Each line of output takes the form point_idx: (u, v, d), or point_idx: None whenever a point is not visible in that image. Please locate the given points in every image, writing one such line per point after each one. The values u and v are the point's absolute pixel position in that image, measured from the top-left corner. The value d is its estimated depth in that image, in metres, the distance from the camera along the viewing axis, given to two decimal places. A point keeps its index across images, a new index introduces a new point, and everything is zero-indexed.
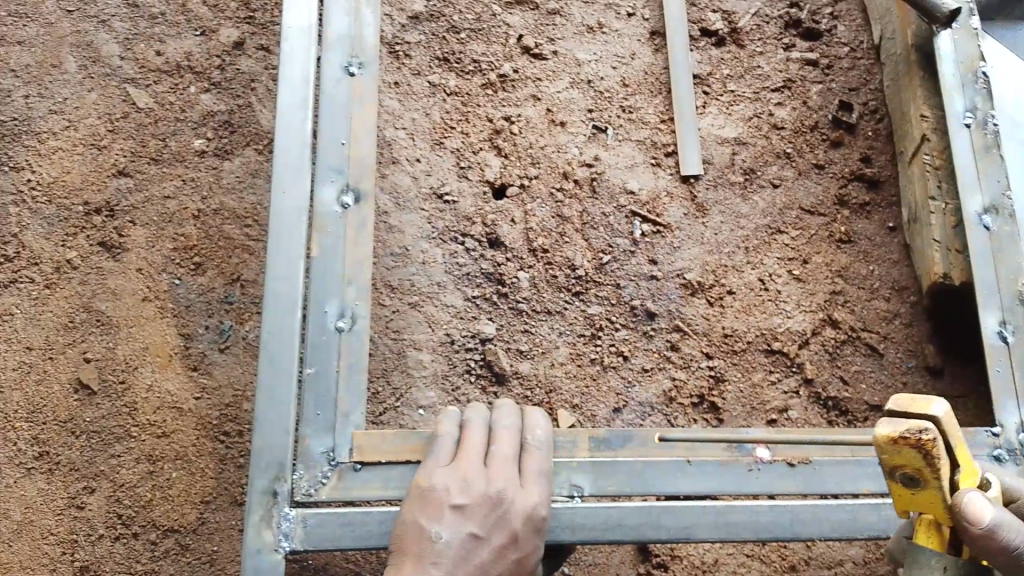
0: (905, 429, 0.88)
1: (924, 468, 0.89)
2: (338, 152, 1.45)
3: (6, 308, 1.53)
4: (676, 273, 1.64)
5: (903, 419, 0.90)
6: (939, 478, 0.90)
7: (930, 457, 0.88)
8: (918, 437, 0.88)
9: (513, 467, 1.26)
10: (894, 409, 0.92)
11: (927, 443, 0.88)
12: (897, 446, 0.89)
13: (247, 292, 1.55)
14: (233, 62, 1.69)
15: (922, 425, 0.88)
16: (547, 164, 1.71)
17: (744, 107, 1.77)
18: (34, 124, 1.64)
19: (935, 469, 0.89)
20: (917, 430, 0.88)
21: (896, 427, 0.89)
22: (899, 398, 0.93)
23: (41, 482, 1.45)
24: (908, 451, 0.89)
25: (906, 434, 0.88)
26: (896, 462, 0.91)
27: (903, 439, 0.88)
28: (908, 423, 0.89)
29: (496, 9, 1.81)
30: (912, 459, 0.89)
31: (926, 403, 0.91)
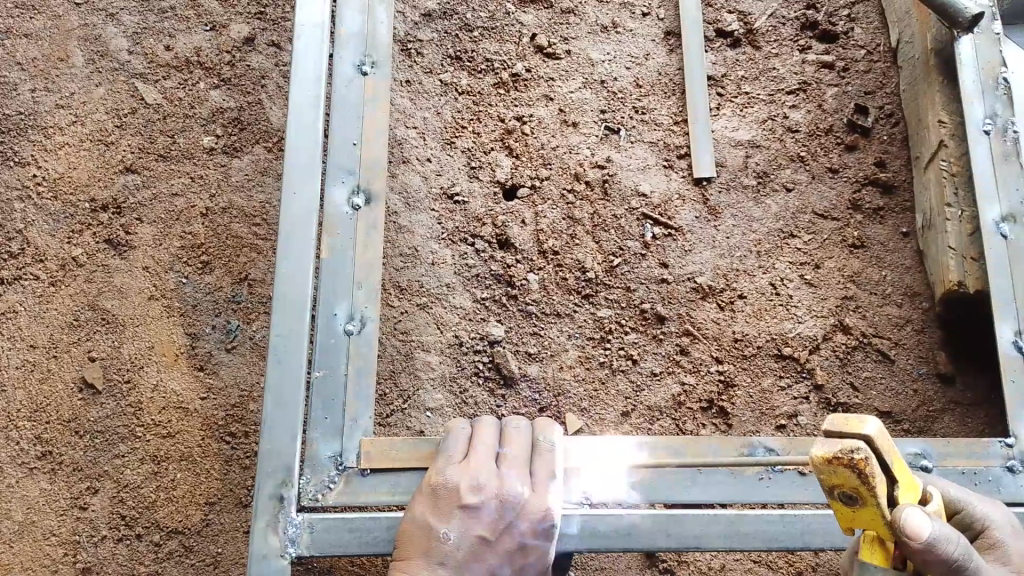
0: (838, 450, 0.83)
1: (860, 488, 0.84)
2: (350, 152, 1.44)
3: (11, 305, 1.52)
4: (688, 277, 1.62)
5: (836, 439, 0.84)
6: (876, 498, 0.85)
7: (865, 478, 0.83)
8: (850, 458, 0.82)
9: (524, 468, 1.24)
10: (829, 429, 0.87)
11: (860, 463, 0.82)
12: (832, 468, 0.83)
13: (255, 291, 1.53)
14: (243, 58, 1.67)
15: (855, 446, 0.83)
16: (559, 165, 1.69)
17: (758, 109, 1.74)
18: (41, 119, 1.63)
19: (872, 490, 0.84)
20: (849, 452, 0.82)
21: (830, 448, 0.83)
22: (834, 417, 0.88)
23: (45, 482, 1.44)
24: (843, 473, 0.83)
25: (839, 455, 0.83)
26: (834, 483, 0.85)
27: (836, 460, 0.83)
28: (841, 443, 0.84)
29: (510, 7, 1.80)
30: (847, 479, 0.84)
31: (860, 422, 0.86)
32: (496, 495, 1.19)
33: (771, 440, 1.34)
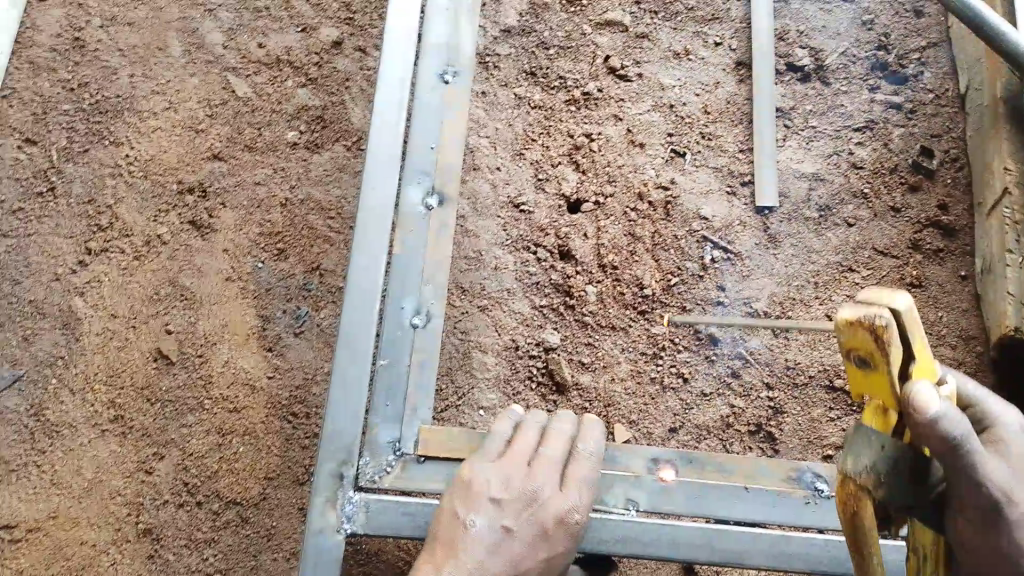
0: (862, 313, 0.84)
1: (875, 352, 0.86)
2: (428, 156, 1.51)
3: (96, 275, 1.61)
4: (744, 303, 1.65)
5: (864, 305, 0.86)
6: (889, 365, 0.86)
7: (882, 343, 0.84)
8: (871, 321, 0.84)
9: (557, 469, 1.25)
10: (858, 299, 0.89)
11: (880, 328, 0.84)
12: (853, 329, 0.85)
13: (326, 280, 1.60)
14: (330, 60, 1.75)
15: (879, 312, 0.84)
16: (624, 183, 1.74)
17: (824, 143, 1.78)
18: (137, 103, 1.73)
19: (887, 356, 0.85)
20: (873, 316, 0.84)
21: (854, 311, 0.85)
22: (866, 289, 0.89)
23: (114, 445, 1.52)
24: (862, 335, 0.85)
25: (863, 318, 0.84)
26: (851, 345, 0.87)
27: (858, 321, 0.84)
28: (866, 309, 0.85)
29: (586, 28, 1.86)
30: (863, 342, 0.85)
31: (890, 296, 0.87)
32: (526, 489, 1.21)
33: (820, 465, 1.34)
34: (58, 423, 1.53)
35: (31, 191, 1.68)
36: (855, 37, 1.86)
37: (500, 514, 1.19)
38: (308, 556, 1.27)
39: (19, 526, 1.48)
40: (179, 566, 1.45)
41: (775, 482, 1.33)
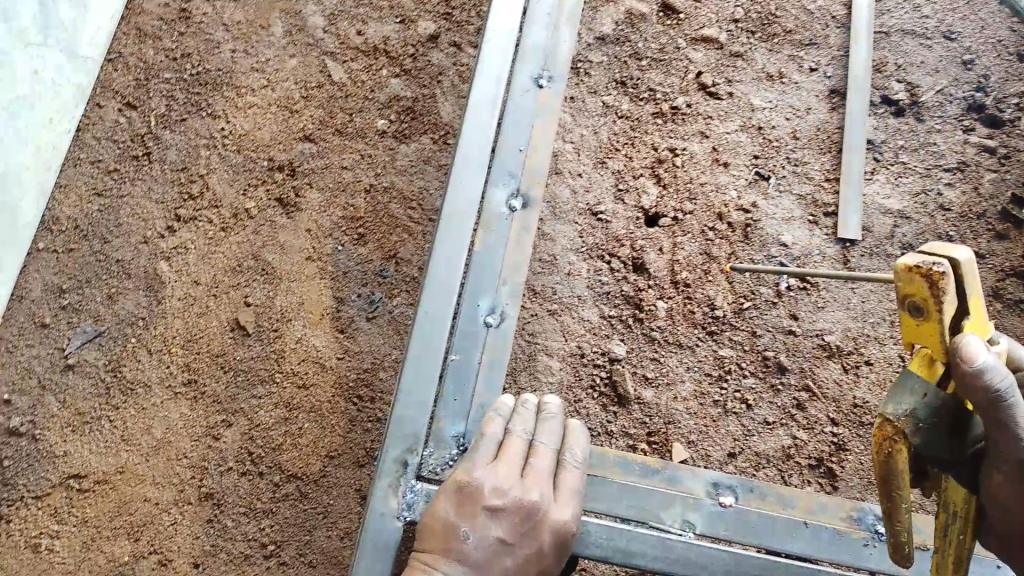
0: (921, 261, 0.90)
1: (929, 301, 0.92)
2: (516, 157, 1.52)
3: (182, 242, 1.66)
4: (817, 334, 1.63)
5: (926, 254, 0.92)
6: (939, 313, 0.92)
7: (937, 291, 0.90)
8: (928, 268, 0.90)
9: (548, 480, 1.28)
10: (921, 249, 0.95)
11: (936, 276, 0.90)
12: (911, 277, 0.91)
13: (401, 269, 1.64)
14: (425, 53, 1.78)
15: (939, 262, 0.90)
16: (704, 202, 1.73)
17: (911, 180, 1.75)
18: (236, 77, 1.77)
19: (940, 306, 0.92)
20: (931, 264, 0.90)
21: (915, 258, 0.92)
22: (929, 242, 0.95)
23: (185, 407, 1.57)
24: (919, 282, 0.91)
25: (921, 266, 0.90)
26: (907, 291, 0.93)
27: (916, 268, 0.90)
28: (927, 258, 0.91)
29: (681, 42, 1.85)
30: (919, 288, 0.91)
31: (952, 248, 0.92)
32: (523, 500, 1.23)
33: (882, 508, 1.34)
34: (134, 380, 1.58)
35: (128, 153, 1.73)
36: (953, 75, 1.82)
37: (492, 527, 1.21)
38: (367, 539, 1.30)
39: (89, 476, 1.54)
40: (237, 532, 1.50)
41: (835, 520, 1.33)
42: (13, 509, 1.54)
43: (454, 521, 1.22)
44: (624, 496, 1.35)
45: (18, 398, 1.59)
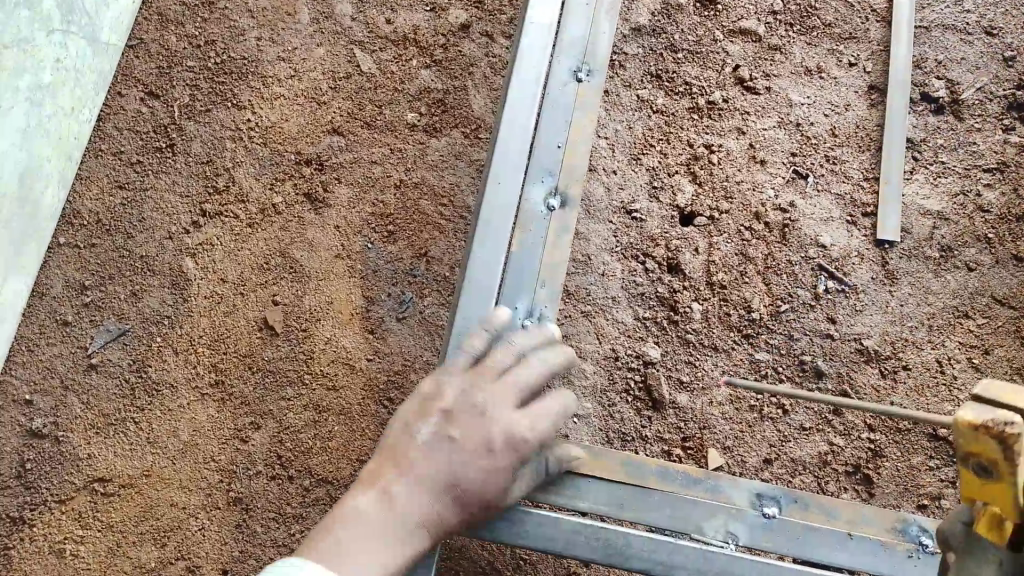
0: (989, 419, 0.75)
1: (1000, 463, 0.77)
2: (553, 155, 1.48)
3: (208, 238, 1.64)
4: (854, 338, 1.61)
5: (992, 407, 0.76)
6: (1013, 479, 0.77)
7: (1011, 457, 0.75)
8: (1001, 429, 0.74)
9: (515, 396, 1.17)
10: (981, 396, 0.79)
11: (1012, 440, 0.74)
12: (977, 436, 0.76)
13: (432, 268, 1.61)
14: (456, 44, 1.73)
15: (1009, 417, 0.75)
16: (741, 200, 1.70)
17: (951, 180, 1.72)
18: (262, 67, 1.74)
19: (1011, 467, 0.76)
20: (1002, 423, 0.74)
21: (979, 413, 0.76)
22: (990, 386, 0.79)
23: (213, 408, 1.55)
24: (988, 444, 0.75)
25: (990, 424, 0.75)
26: (973, 452, 0.78)
27: (985, 428, 0.75)
28: (997, 413, 0.75)
29: (718, 35, 1.81)
30: (989, 452, 0.76)
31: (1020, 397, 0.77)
32: (480, 406, 1.15)
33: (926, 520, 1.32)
34: (160, 381, 1.57)
35: (150, 145, 1.70)
36: (994, 73, 1.78)
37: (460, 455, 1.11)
38: None
39: (114, 480, 1.53)
40: (266, 538, 1.48)
41: (880, 532, 1.32)
42: (36, 513, 1.52)
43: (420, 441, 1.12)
44: (667, 505, 1.33)
45: (40, 398, 1.58)
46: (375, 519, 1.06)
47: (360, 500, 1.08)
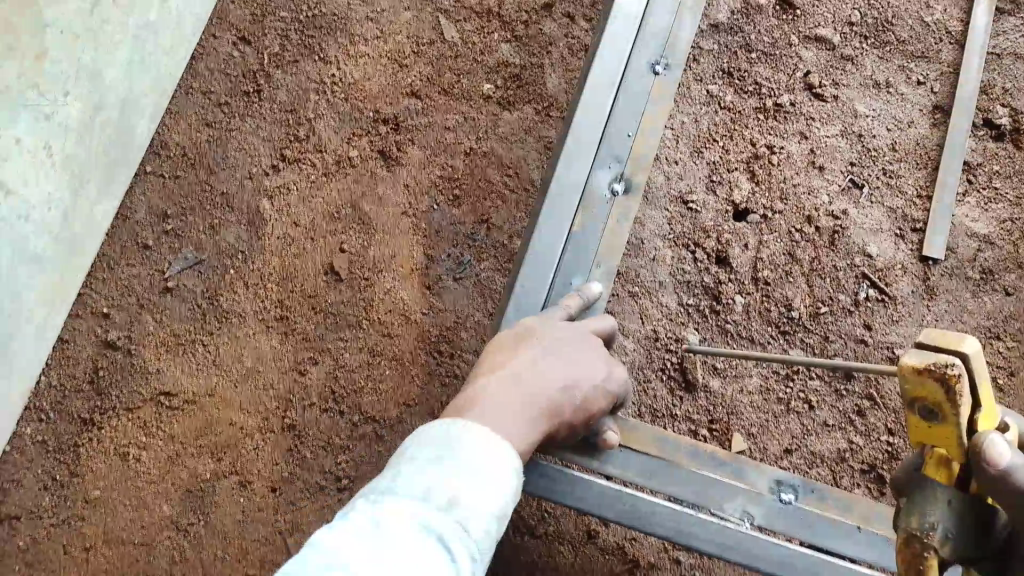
0: (930, 361, 0.80)
1: (943, 404, 0.81)
2: (624, 141, 1.57)
3: (286, 182, 1.74)
4: (887, 346, 1.67)
5: (930, 352, 0.82)
6: (957, 416, 0.81)
7: (952, 395, 0.80)
8: (941, 369, 0.80)
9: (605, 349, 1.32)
10: (923, 344, 0.84)
11: (950, 378, 0.79)
12: (921, 379, 0.81)
13: (491, 234, 1.70)
14: (538, 22, 1.81)
15: (950, 360, 0.80)
16: (795, 202, 1.77)
17: (1001, 207, 1.77)
18: (351, 24, 1.83)
19: (954, 409, 0.81)
20: (941, 364, 0.80)
21: (922, 358, 0.81)
22: (929, 334, 0.85)
23: (275, 341, 1.66)
24: (930, 385, 0.81)
25: (930, 367, 0.80)
26: (917, 395, 0.83)
27: (926, 369, 0.80)
28: (935, 356, 0.81)
29: (793, 39, 1.89)
30: (931, 392, 0.81)
31: (958, 339, 0.82)
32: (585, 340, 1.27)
33: None
34: (230, 309, 1.69)
35: (238, 88, 1.81)
36: None
37: (557, 356, 1.19)
38: None
39: (179, 395, 1.65)
40: (314, 464, 1.60)
41: (889, 531, 1.40)
42: (104, 417, 1.65)
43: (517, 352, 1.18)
44: (692, 482, 1.44)
45: (117, 313, 1.70)
46: (504, 395, 1.07)
47: (483, 386, 1.09)
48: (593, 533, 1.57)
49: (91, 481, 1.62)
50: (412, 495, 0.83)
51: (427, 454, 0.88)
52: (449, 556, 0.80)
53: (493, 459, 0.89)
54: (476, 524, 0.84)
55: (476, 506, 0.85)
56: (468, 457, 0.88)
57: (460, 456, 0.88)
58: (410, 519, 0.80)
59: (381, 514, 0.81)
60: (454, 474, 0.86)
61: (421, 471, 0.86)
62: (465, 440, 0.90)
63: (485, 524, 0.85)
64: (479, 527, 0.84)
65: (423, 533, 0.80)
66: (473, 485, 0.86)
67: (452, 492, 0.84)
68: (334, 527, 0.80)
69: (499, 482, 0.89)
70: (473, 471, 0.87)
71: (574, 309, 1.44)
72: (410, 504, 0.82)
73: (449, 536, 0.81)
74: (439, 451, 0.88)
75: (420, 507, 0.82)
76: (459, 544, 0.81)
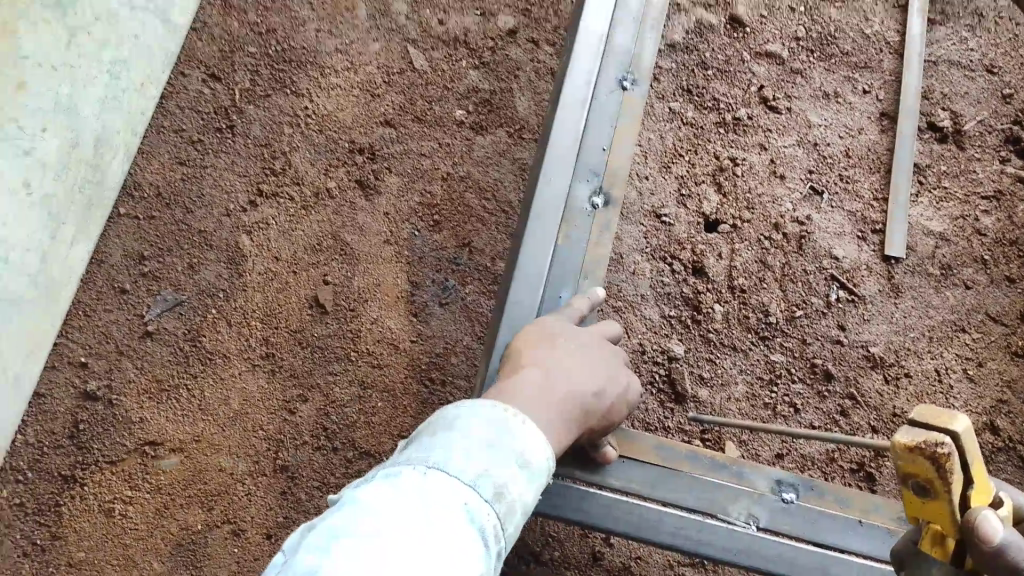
0: (921, 439, 0.76)
1: (936, 483, 0.77)
2: (599, 156, 1.59)
3: (262, 218, 1.73)
4: (862, 344, 1.74)
5: (923, 428, 0.77)
6: (950, 493, 0.78)
7: (944, 473, 0.76)
8: (934, 449, 0.75)
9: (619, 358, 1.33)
10: (914, 418, 0.79)
11: (943, 457, 0.75)
12: (912, 456, 0.76)
13: (474, 258, 1.70)
14: (504, 48, 1.84)
15: (940, 438, 0.75)
16: (762, 211, 1.83)
17: (952, 205, 1.85)
18: (319, 56, 1.84)
19: (946, 484, 0.77)
20: (934, 443, 0.75)
21: (912, 436, 0.76)
22: (921, 408, 0.79)
23: (262, 380, 1.63)
24: (922, 462, 0.76)
25: (923, 445, 0.75)
26: (909, 471, 0.78)
27: (918, 448, 0.76)
28: (926, 433, 0.76)
29: (746, 56, 1.96)
30: (924, 470, 0.77)
31: (951, 416, 0.77)
32: (601, 350, 1.28)
33: None
34: (213, 350, 1.65)
35: (210, 125, 1.79)
36: (993, 108, 1.93)
37: (579, 363, 1.20)
38: None
39: (165, 444, 1.60)
40: (310, 505, 1.55)
41: (889, 521, 1.43)
42: (86, 472, 1.57)
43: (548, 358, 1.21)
44: (693, 488, 1.46)
45: (95, 361, 1.64)
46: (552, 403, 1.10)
47: (526, 384, 1.11)
48: (598, 555, 1.58)
49: (74, 542, 1.53)
50: (464, 481, 0.88)
51: (478, 436, 0.93)
52: (486, 547, 0.86)
53: (533, 453, 0.96)
54: (510, 520, 0.90)
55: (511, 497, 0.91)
56: (515, 450, 0.94)
57: (508, 448, 0.93)
58: (458, 502, 0.86)
59: (432, 491, 0.86)
60: (501, 466, 0.91)
61: (473, 452, 0.91)
62: (514, 432, 0.96)
63: (515, 515, 0.91)
64: (513, 516, 0.91)
65: (467, 518, 0.85)
66: (516, 479, 0.92)
67: (497, 483, 0.90)
68: (384, 487, 0.85)
69: (534, 475, 0.95)
70: (518, 464, 0.93)
71: (584, 312, 1.46)
72: (462, 489, 0.87)
73: (488, 528, 0.87)
74: (491, 437, 0.93)
75: (469, 491, 0.87)
76: (493, 534, 0.88)
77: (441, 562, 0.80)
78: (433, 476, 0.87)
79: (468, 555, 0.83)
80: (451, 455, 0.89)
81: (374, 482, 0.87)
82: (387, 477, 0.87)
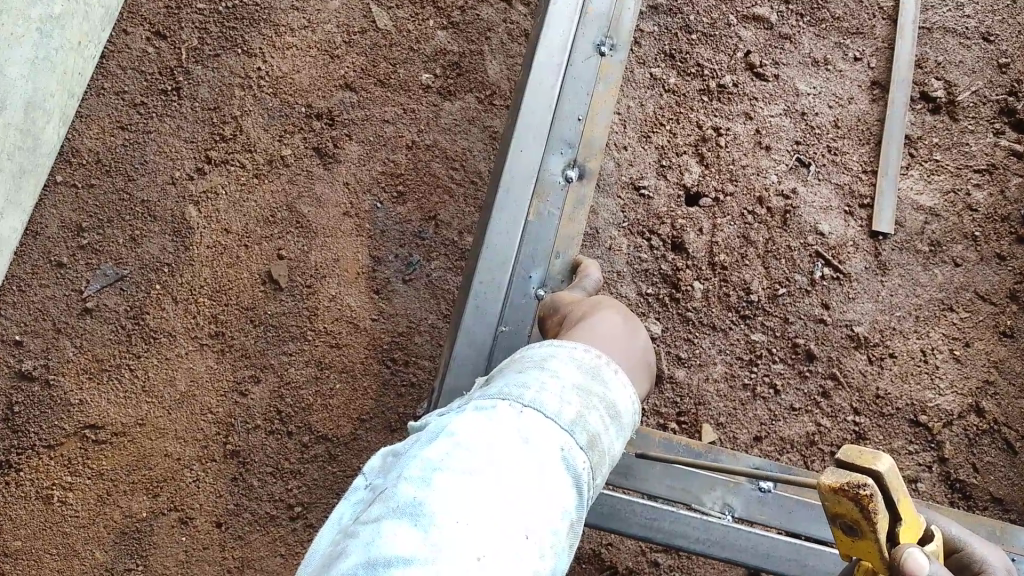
0: (846, 481, 0.76)
1: (861, 523, 0.77)
2: (574, 126, 1.49)
3: (213, 186, 1.63)
4: (846, 324, 1.66)
5: (847, 469, 0.78)
6: (877, 533, 0.78)
7: (869, 514, 0.76)
8: (857, 490, 0.75)
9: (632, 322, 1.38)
10: (839, 460, 0.80)
11: (866, 498, 0.75)
12: (836, 498, 0.76)
13: (440, 232, 1.61)
14: (474, 7, 1.72)
15: (863, 480, 0.76)
16: (745, 184, 1.73)
17: (943, 178, 1.76)
18: (275, 14, 1.72)
19: (872, 525, 0.77)
20: (857, 484, 0.75)
21: (837, 477, 0.77)
22: (845, 448, 0.81)
23: (212, 359, 1.56)
24: (846, 505, 0.76)
25: (846, 487, 0.76)
26: (836, 513, 0.78)
27: (842, 490, 0.76)
28: (850, 474, 0.77)
29: (732, 19, 1.84)
30: (848, 512, 0.77)
31: (873, 457, 0.79)
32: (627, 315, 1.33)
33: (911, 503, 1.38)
34: (158, 329, 1.57)
35: (155, 87, 1.69)
36: (988, 78, 1.82)
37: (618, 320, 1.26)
38: None
39: (106, 428, 1.54)
40: (262, 492, 1.51)
41: None
42: (22, 458, 1.53)
43: (615, 308, 1.30)
44: (666, 478, 1.38)
45: (31, 339, 1.57)
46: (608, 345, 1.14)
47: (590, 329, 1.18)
48: None
49: (9, 531, 1.50)
50: (562, 425, 0.88)
51: (571, 380, 0.94)
52: (579, 496, 0.87)
53: (620, 405, 0.98)
54: (598, 472, 0.92)
55: (600, 445, 0.93)
56: (605, 399, 0.95)
57: (599, 395, 0.95)
58: (557, 446, 0.86)
59: (534, 431, 0.86)
60: (595, 413, 0.93)
61: (567, 394, 0.92)
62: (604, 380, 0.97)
63: (603, 466, 0.93)
64: (602, 464, 0.93)
65: (566, 464, 0.86)
66: (605, 430, 0.93)
67: (590, 429, 0.91)
68: (480, 419, 0.86)
69: (621, 427, 0.97)
70: (607, 414, 0.95)
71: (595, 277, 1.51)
72: (559, 433, 0.88)
73: (583, 477, 0.88)
74: (583, 381, 0.95)
75: (567, 435, 0.88)
76: (586, 481, 0.89)
77: (541, 507, 0.80)
78: (530, 415, 0.88)
79: (565, 499, 0.84)
80: (547, 395, 0.90)
81: (468, 415, 0.88)
82: (480, 410, 0.88)
